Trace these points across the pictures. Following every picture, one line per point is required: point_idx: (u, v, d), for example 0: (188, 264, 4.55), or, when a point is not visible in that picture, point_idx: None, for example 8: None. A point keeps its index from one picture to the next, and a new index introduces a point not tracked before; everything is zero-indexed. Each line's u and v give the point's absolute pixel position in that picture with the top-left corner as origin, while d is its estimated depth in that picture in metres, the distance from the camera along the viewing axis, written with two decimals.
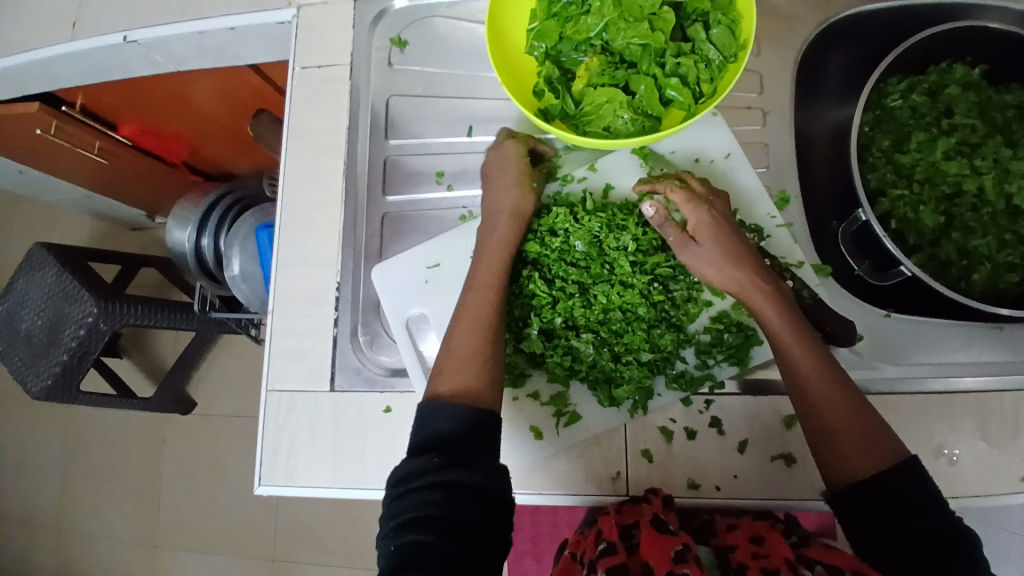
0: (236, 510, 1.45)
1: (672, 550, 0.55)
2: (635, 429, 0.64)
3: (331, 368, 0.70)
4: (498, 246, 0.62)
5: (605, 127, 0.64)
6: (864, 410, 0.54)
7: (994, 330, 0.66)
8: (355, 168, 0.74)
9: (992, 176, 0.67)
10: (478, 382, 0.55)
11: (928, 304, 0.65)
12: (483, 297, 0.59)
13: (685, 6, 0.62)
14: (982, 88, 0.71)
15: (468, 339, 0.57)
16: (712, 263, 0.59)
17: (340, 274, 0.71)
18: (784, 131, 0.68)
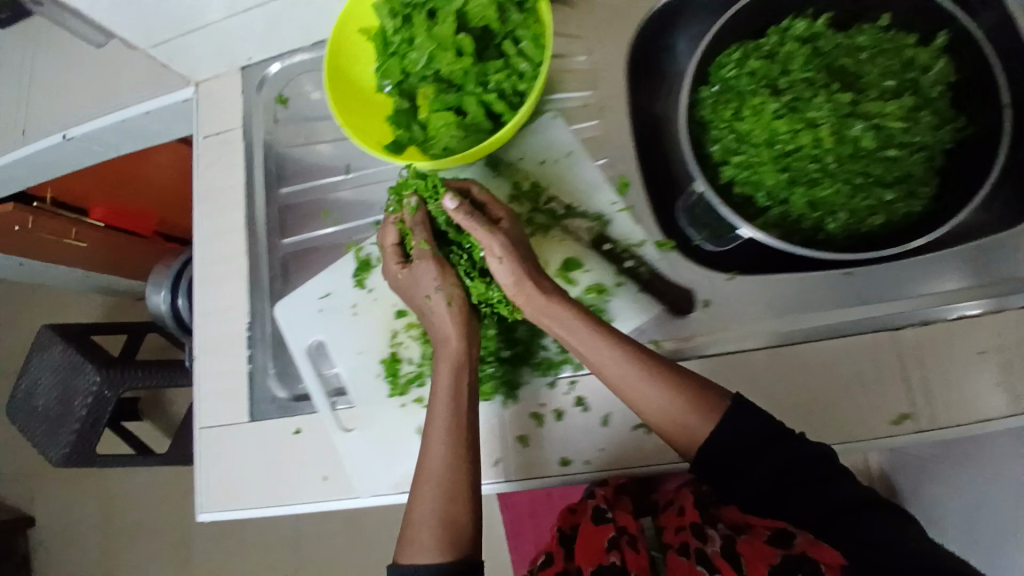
0: (259, 548, 1.55)
1: (604, 540, 0.65)
2: (511, 418, 0.69)
3: (249, 400, 0.78)
4: (443, 398, 0.61)
5: (443, 147, 0.70)
6: (681, 373, 0.59)
7: (842, 275, 0.67)
8: (255, 218, 0.82)
9: (827, 127, 0.66)
10: (448, 542, 0.56)
11: (771, 261, 0.70)
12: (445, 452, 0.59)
13: (495, 27, 0.67)
14: (824, 39, 0.71)
15: (431, 500, 0.58)
16: (510, 283, 0.60)
17: (249, 317, 0.79)
18: (622, 122, 0.73)
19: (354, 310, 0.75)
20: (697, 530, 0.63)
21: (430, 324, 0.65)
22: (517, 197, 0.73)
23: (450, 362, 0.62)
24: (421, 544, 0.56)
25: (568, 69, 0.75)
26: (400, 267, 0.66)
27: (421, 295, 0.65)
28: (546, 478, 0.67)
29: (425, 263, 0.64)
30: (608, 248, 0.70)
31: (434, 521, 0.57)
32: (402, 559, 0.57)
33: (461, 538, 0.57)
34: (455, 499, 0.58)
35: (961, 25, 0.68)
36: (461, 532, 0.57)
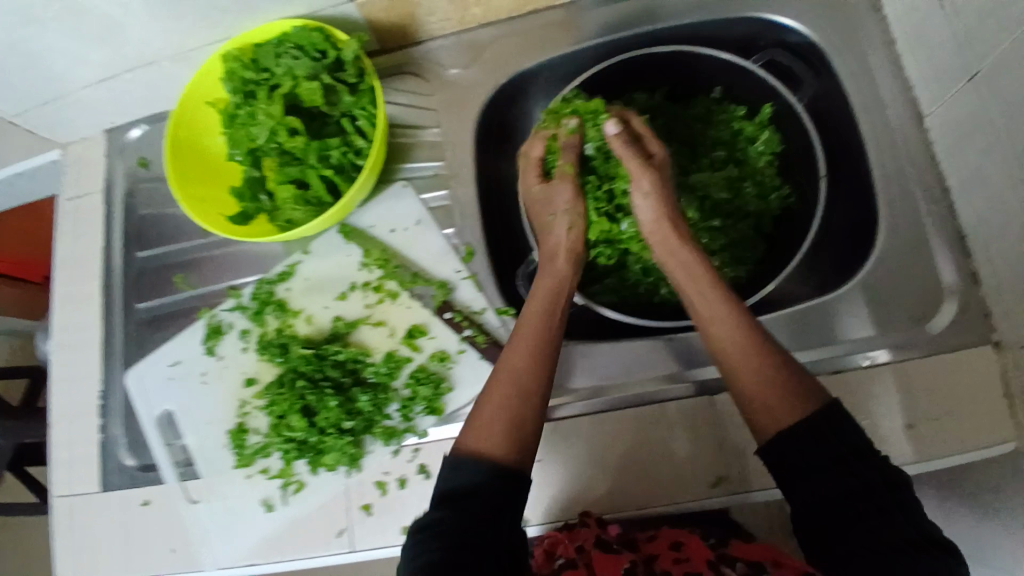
0: None
1: (621, 565, 0.60)
2: (354, 487, 0.68)
3: (99, 471, 0.76)
4: (530, 318, 0.62)
5: (287, 219, 0.71)
6: (787, 358, 0.57)
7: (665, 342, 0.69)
8: (112, 283, 0.81)
9: (652, 196, 0.72)
10: (501, 444, 0.55)
11: (609, 329, 0.74)
12: (530, 360, 0.59)
13: (328, 108, 0.70)
14: (661, 112, 0.74)
15: (493, 402, 0.57)
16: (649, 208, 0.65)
17: (102, 385, 0.79)
18: (469, 191, 0.75)
19: (203, 378, 0.74)
20: (712, 565, 0.60)
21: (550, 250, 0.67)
22: (367, 264, 0.74)
23: (551, 283, 0.64)
24: (477, 432, 0.56)
25: (420, 139, 0.76)
26: (539, 183, 0.70)
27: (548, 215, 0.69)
28: (388, 547, 0.67)
29: (549, 185, 0.69)
30: (450, 316, 0.71)
31: (511, 415, 0.56)
32: (460, 446, 0.56)
33: (527, 449, 0.56)
34: (529, 402, 0.57)
35: (785, 99, 0.69)
36: (518, 437, 0.56)
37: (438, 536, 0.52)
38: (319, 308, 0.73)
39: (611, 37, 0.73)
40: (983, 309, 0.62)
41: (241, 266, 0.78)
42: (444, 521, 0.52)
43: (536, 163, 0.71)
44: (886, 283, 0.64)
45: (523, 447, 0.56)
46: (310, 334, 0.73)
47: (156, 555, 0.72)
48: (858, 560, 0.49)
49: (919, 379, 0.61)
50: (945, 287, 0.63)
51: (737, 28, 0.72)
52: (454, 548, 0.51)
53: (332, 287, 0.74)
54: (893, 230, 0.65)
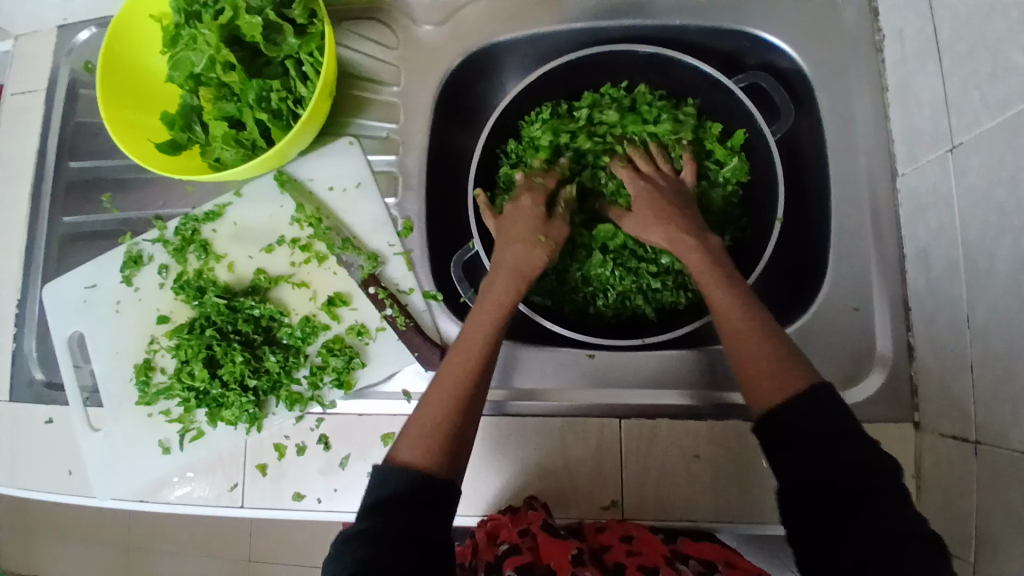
0: None
1: (570, 553, 0.61)
2: (253, 446, 0.68)
3: (6, 380, 0.75)
4: (479, 320, 0.58)
5: (216, 158, 0.67)
6: (780, 341, 0.51)
7: (586, 357, 0.67)
8: (41, 192, 0.78)
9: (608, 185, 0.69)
10: (431, 454, 0.50)
11: (537, 333, 0.71)
12: (463, 366, 0.55)
13: (273, 48, 0.65)
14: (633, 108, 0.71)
15: (430, 411, 0.52)
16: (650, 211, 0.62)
17: (20, 296, 0.76)
18: (418, 161, 0.71)
19: (117, 307, 0.72)
20: (668, 561, 0.62)
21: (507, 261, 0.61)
22: (298, 220, 0.71)
23: (494, 297, 0.58)
24: (411, 440, 0.51)
25: (376, 97, 0.72)
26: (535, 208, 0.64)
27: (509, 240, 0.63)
28: (277, 509, 0.66)
29: (551, 221, 0.64)
30: (374, 291, 0.67)
31: (438, 430, 0.51)
32: (392, 460, 0.50)
33: (452, 461, 0.51)
34: (462, 421, 0.52)
35: (755, 127, 0.65)
36: (451, 452, 0.51)
37: (367, 546, 0.44)
38: (241, 258, 0.71)
39: (593, 24, 0.71)
40: (908, 383, 0.60)
41: (173, 197, 0.75)
42: (372, 532, 0.45)
43: (533, 212, 0.64)
44: (817, 339, 0.62)
45: (454, 462, 0.51)
46: (227, 283, 0.70)
47: (53, 474, 0.72)
48: (849, 548, 0.42)
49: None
50: (877, 355, 0.61)
51: (719, 40, 0.70)
52: (387, 552, 0.44)
53: (259, 237, 0.71)
54: (836, 288, 0.62)
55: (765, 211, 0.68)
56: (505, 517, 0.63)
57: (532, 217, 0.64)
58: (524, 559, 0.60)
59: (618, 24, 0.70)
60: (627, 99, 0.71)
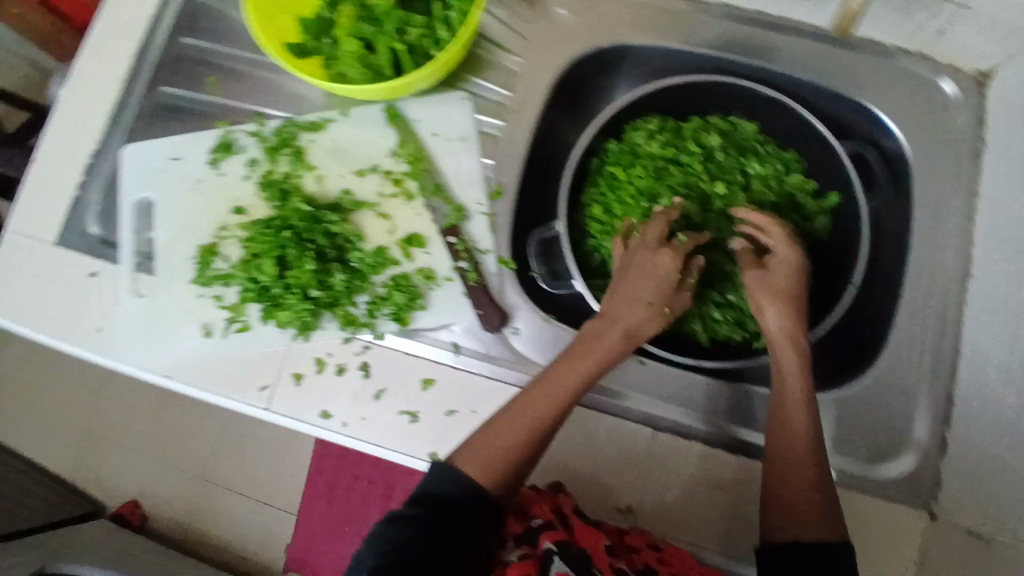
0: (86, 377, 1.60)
1: (603, 542, 0.60)
2: (293, 353, 0.68)
3: (60, 224, 0.74)
4: (579, 357, 0.61)
5: (338, 74, 0.67)
6: (824, 501, 0.56)
7: (637, 363, 0.70)
8: (147, 58, 0.78)
9: (695, 199, 0.71)
10: (491, 471, 0.56)
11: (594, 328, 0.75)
12: (554, 399, 0.59)
13: None
14: (739, 138, 0.74)
15: (507, 428, 0.58)
16: (784, 314, 0.63)
17: (97, 148, 0.76)
18: (523, 133, 0.72)
19: (194, 185, 0.73)
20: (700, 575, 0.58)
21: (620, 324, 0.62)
22: (396, 154, 0.72)
23: (590, 362, 0.60)
24: (478, 453, 0.57)
25: (501, 62, 0.73)
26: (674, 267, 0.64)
27: (636, 294, 0.63)
28: (301, 420, 0.67)
29: (679, 293, 0.65)
30: (452, 242, 0.70)
31: (503, 462, 0.56)
32: (456, 459, 0.57)
33: (507, 482, 0.57)
34: (532, 450, 0.58)
35: (855, 198, 0.70)
36: (508, 478, 0.56)
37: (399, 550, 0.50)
38: (331, 173, 0.72)
39: (723, 55, 0.74)
40: (933, 474, 0.63)
41: (277, 98, 0.76)
42: (417, 522, 0.52)
43: (668, 275, 0.63)
44: (858, 407, 0.65)
45: (515, 485, 0.57)
46: (313, 194, 0.71)
47: (80, 328, 0.71)
48: None
49: (850, 509, 0.62)
50: (910, 439, 0.64)
51: (836, 105, 0.74)
52: (410, 552, 0.50)
53: (353, 160, 0.72)
54: (888, 367, 0.66)
55: (839, 280, 0.72)
56: (533, 494, 0.64)
57: (660, 275, 0.63)
58: (561, 535, 0.58)
59: (746, 63, 0.74)
60: (731, 133, 0.74)
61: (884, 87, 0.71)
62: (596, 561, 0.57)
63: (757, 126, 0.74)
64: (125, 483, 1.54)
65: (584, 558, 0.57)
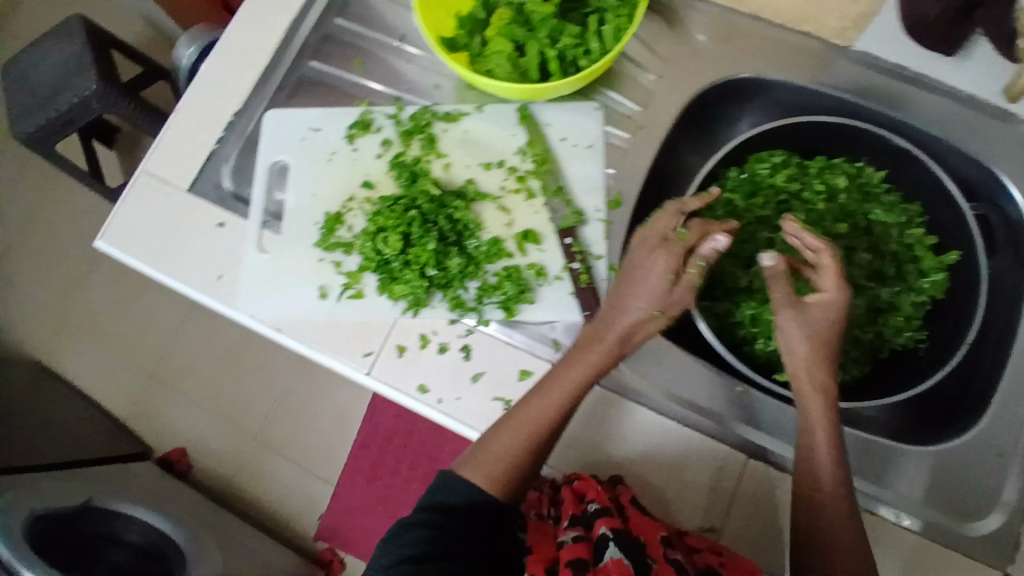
0: (156, 325, 1.67)
1: (659, 532, 0.62)
2: (400, 327, 0.71)
3: (194, 174, 0.78)
4: (571, 367, 0.62)
5: (487, 71, 0.71)
6: (858, 543, 0.56)
7: (739, 391, 0.69)
8: (296, 31, 0.81)
9: (816, 237, 0.74)
10: (492, 480, 0.61)
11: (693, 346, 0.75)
12: (542, 411, 0.61)
13: None
14: (862, 186, 0.77)
15: (505, 438, 0.62)
16: (805, 346, 0.61)
17: (241, 107, 0.80)
18: (649, 147, 0.74)
19: (329, 156, 0.77)
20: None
21: (612, 335, 0.62)
22: (524, 152, 0.74)
23: (580, 372, 0.61)
24: (476, 466, 0.62)
25: (635, 78, 0.76)
26: (668, 278, 0.62)
27: (627, 309, 0.62)
28: (399, 391, 0.69)
29: (676, 291, 0.63)
30: (569, 244, 0.71)
31: (500, 469, 0.61)
32: (460, 470, 0.63)
33: (508, 487, 0.62)
34: (529, 458, 0.62)
35: (975, 255, 0.72)
36: (510, 484, 0.62)
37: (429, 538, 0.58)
38: (460, 162, 0.75)
39: (857, 99, 0.75)
40: (1019, 539, 0.63)
41: (417, 85, 0.80)
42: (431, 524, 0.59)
43: (662, 279, 0.62)
44: (957, 467, 0.65)
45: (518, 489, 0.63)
46: (443, 177, 0.74)
47: (200, 273, 0.75)
48: None
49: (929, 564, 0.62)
50: (1001, 503, 0.64)
51: (967, 167, 0.74)
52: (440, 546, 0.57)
53: (483, 152, 0.75)
54: (990, 428, 0.65)
55: (950, 342, 0.73)
56: (589, 481, 0.65)
57: (653, 276, 0.62)
58: (617, 524, 0.61)
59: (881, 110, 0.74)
60: (858, 177, 0.78)
61: (1012, 149, 0.71)
62: (651, 550, 0.60)
63: (882, 172, 0.78)
64: (179, 432, 1.60)
65: (636, 547, 0.60)
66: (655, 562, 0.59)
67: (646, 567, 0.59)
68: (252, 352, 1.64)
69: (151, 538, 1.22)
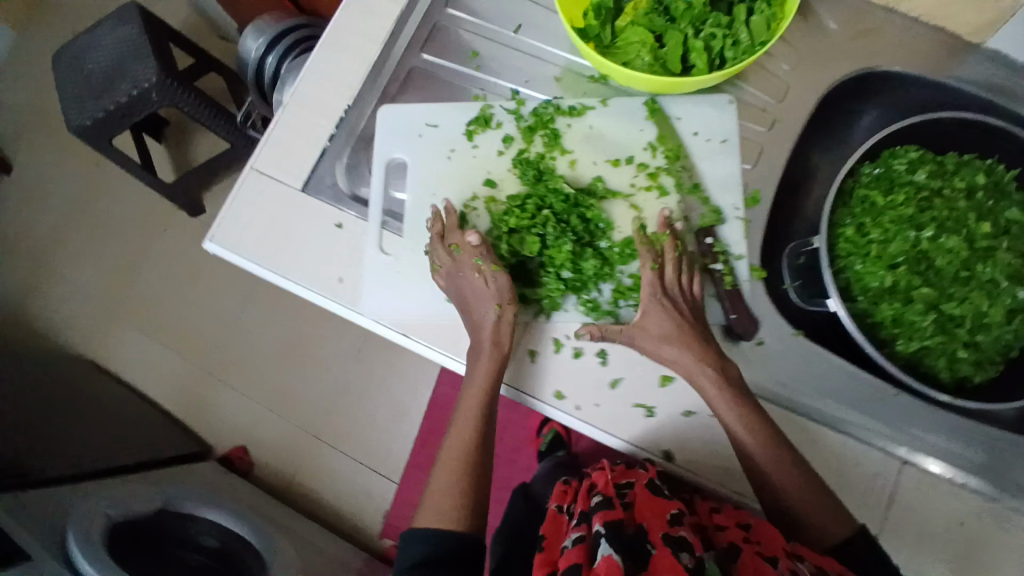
0: (203, 316, 1.63)
1: (668, 512, 0.65)
2: (534, 330, 0.70)
3: (309, 173, 0.76)
4: (479, 384, 0.67)
5: (623, 63, 0.68)
6: (825, 497, 0.64)
7: (889, 394, 0.69)
8: (407, 22, 0.78)
9: (960, 237, 0.69)
10: (451, 512, 0.68)
11: (838, 345, 0.72)
12: (462, 432, 0.72)
13: None
14: (999, 183, 0.73)
15: (445, 478, 0.70)
16: (671, 350, 0.65)
17: (353, 102, 0.77)
18: (785, 143, 0.72)
19: (449, 153, 0.74)
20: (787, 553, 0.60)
21: (483, 360, 0.67)
22: (654, 147, 0.72)
23: (475, 410, 0.71)
24: (437, 508, 0.69)
25: (769, 69, 0.73)
26: (478, 276, 0.68)
27: (483, 319, 0.67)
28: (535, 398, 0.68)
29: (485, 305, 0.68)
30: (709, 243, 0.70)
31: (461, 497, 0.69)
32: (419, 524, 0.69)
33: (465, 510, 0.69)
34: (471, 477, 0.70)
35: None
36: (465, 514, 0.69)
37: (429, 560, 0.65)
38: (587, 159, 0.72)
39: (996, 99, 0.73)
40: None
41: (536, 78, 0.77)
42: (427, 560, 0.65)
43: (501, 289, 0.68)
44: None
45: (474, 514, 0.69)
46: (569, 175, 0.72)
47: (322, 277, 0.73)
48: None
49: None
50: None
51: None
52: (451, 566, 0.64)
53: (611, 148, 0.72)
54: None
55: None
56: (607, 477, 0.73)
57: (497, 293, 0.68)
58: (614, 514, 0.64)
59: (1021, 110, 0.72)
60: (989, 174, 0.74)
61: None
62: (648, 535, 0.61)
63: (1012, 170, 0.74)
64: (227, 429, 1.57)
65: (638, 535, 0.62)
66: (653, 546, 0.60)
67: (646, 553, 0.60)
68: (307, 346, 1.59)
69: (228, 540, 1.22)
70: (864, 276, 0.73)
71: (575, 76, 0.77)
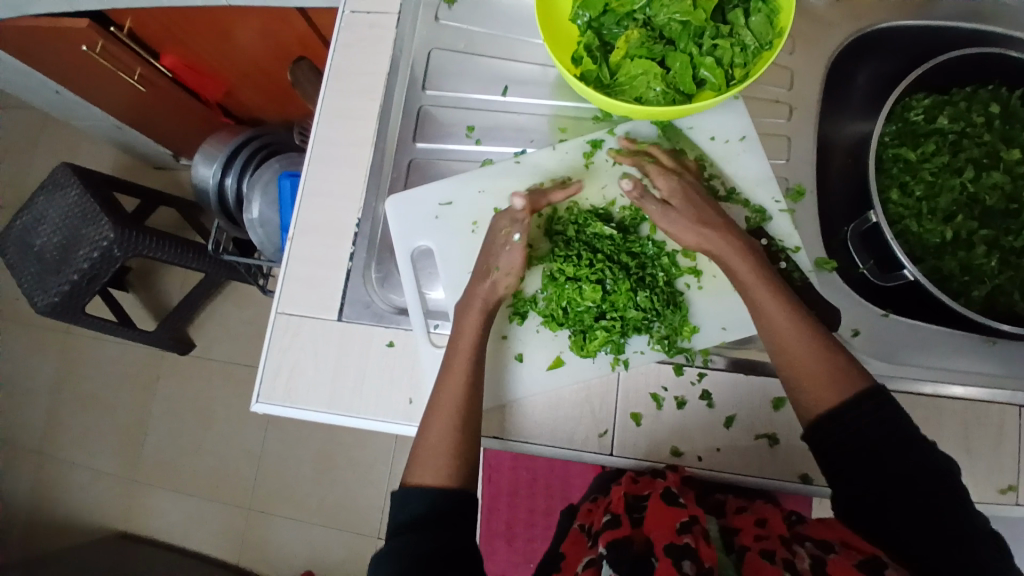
0: (225, 454, 1.55)
1: (678, 521, 0.55)
2: (626, 391, 0.67)
3: (342, 298, 0.71)
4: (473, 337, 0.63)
5: (636, 98, 0.65)
6: (841, 366, 0.56)
7: (987, 344, 0.68)
8: (390, 115, 0.74)
9: (1003, 174, 0.70)
10: (446, 470, 0.58)
11: (926, 310, 0.70)
12: (454, 388, 0.61)
13: None
14: (1010, 108, 0.73)
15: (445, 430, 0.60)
16: (685, 225, 0.63)
17: (361, 212, 0.73)
18: (808, 128, 0.71)
19: (473, 228, 0.71)
20: (785, 543, 0.54)
21: (473, 295, 0.65)
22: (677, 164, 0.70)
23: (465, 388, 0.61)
24: (424, 465, 0.58)
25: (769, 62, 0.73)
26: (504, 235, 0.66)
27: (488, 271, 0.65)
28: (650, 460, 0.65)
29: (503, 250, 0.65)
30: (765, 244, 0.67)
31: (461, 409, 0.60)
32: (412, 480, 0.59)
33: (455, 466, 0.58)
34: (466, 426, 0.60)
35: None
36: (463, 466, 0.59)
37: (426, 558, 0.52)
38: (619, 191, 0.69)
39: (976, 27, 0.74)
40: None
41: (539, 135, 0.74)
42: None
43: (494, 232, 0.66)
44: None
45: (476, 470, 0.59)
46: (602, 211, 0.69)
47: (392, 403, 0.68)
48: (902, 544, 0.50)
49: None
50: None
51: None
52: None
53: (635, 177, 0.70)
54: None
55: None
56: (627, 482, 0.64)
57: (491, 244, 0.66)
58: (619, 533, 0.57)
59: (1004, 31, 0.74)
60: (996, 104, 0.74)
61: None
62: (654, 548, 0.53)
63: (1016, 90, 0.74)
64: (284, 561, 1.47)
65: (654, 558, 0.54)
66: (656, 558, 0.51)
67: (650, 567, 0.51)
68: (342, 449, 1.50)
69: None
70: (921, 235, 0.71)
71: (578, 123, 0.74)
